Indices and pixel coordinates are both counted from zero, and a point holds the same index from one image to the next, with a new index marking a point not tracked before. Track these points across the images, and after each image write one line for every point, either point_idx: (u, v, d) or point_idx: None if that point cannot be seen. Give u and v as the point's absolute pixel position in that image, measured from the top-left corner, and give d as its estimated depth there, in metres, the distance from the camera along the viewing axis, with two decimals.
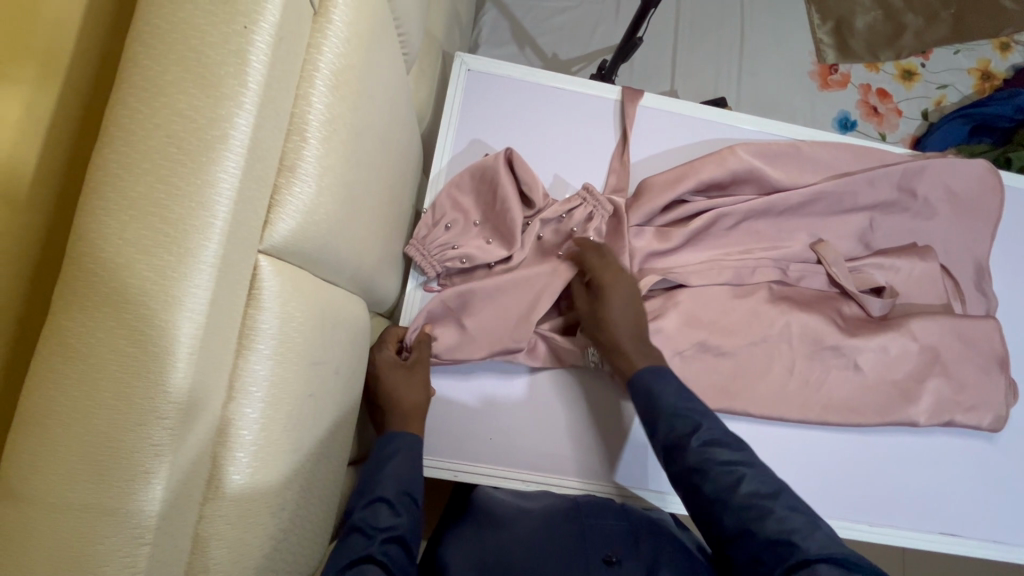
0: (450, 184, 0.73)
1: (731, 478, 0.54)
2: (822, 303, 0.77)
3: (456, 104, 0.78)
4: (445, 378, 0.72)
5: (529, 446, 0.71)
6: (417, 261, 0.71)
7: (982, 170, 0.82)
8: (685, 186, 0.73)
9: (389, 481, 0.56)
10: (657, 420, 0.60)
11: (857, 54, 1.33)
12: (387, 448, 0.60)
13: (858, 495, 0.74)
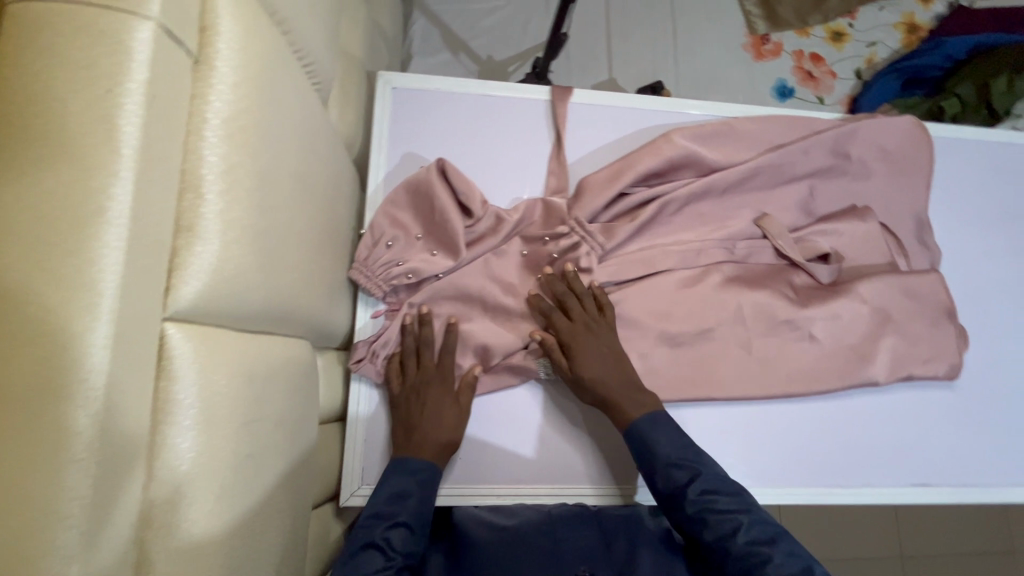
0: (385, 201, 0.71)
1: (727, 523, 0.58)
2: (773, 277, 0.78)
3: (384, 124, 0.76)
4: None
5: (508, 460, 0.70)
6: (362, 284, 0.69)
7: (911, 125, 0.84)
8: (624, 179, 0.73)
9: (409, 509, 0.59)
10: (652, 469, 0.62)
11: (787, 22, 1.35)
12: (408, 468, 0.62)
13: (832, 460, 0.76)
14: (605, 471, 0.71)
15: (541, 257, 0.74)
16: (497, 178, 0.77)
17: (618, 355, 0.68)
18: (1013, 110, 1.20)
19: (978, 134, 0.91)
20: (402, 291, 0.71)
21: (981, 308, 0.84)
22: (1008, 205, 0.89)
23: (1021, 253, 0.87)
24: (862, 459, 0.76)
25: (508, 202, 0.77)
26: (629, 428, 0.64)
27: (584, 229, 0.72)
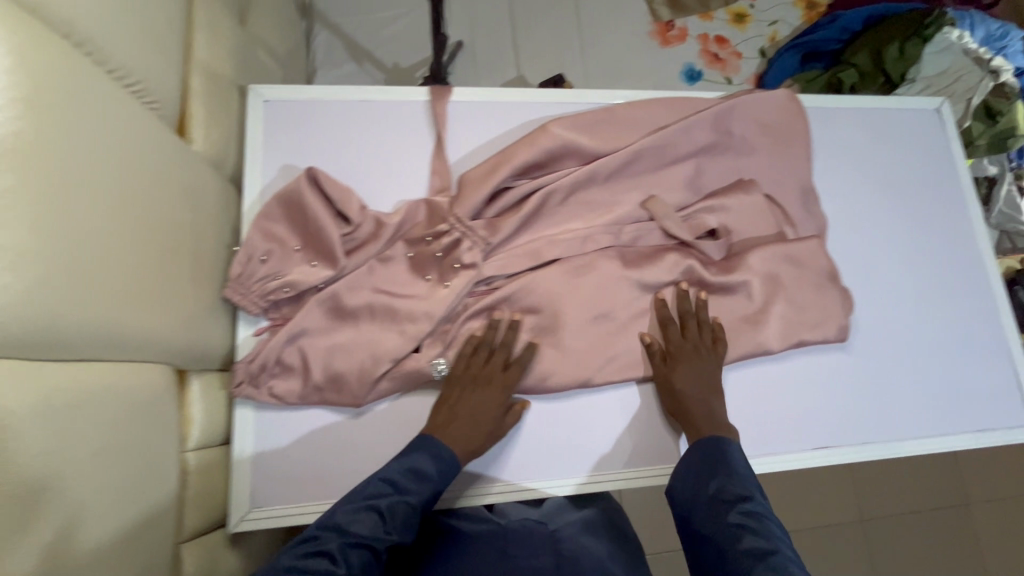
0: (258, 215, 0.70)
1: (749, 539, 0.59)
2: (662, 258, 0.79)
3: (257, 137, 0.75)
4: (294, 415, 0.69)
5: (587, 457, 0.75)
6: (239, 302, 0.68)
7: (786, 97, 0.86)
8: (502, 172, 0.73)
9: (422, 488, 0.64)
10: (715, 476, 0.66)
11: (690, 8, 1.38)
12: (435, 453, 0.66)
13: (733, 431, 0.77)
14: (503, 468, 0.73)
15: (427, 257, 0.73)
16: (379, 182, 0.76)
17: (711, 383, 0.73)
18: (908, 75, 1.24)
19: (857, 101, 0.94)
20: (284, 304, 0.70)
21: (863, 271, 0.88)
22: (890, 167, 0.93)
23: (902, 212, 0.91)
24: (764, 426, 0.77)
25: (390, 206, 0.76)
26: (710, 436, 0.69)
27: (465, 226, 0.72)
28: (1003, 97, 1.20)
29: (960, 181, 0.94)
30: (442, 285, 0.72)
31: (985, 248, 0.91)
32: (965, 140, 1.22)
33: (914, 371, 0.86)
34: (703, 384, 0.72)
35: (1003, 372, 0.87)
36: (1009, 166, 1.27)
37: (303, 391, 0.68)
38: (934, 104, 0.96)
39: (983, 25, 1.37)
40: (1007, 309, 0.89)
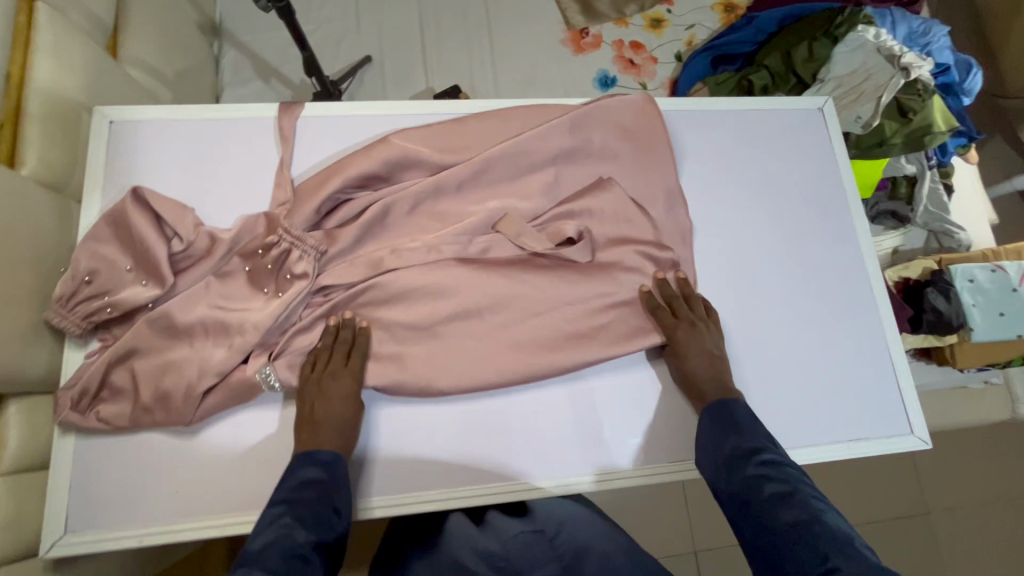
0: (87, 236, 0.69)
1: (773, 482, 0.63)
2: (516, 268, 0.78)
3: (98, 158, 0.75)
4: (125, 442, 0.68)
5: (535, 456, 0.75)
6: (60, 323, 0.67)
7: (642, 102, 0.85)
8: (333, 183, 0.72)
9: (321, 490, 0.63)
10: (723, 436, 0.70)
11: (604, 14, 1.37)
12: (316, 459, 0.65)
13: (586, 442, 0.76)
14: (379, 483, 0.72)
15: (260, 271, 0.72)
16: (222, 199, 0.76)
17: (713, 353, 0.76)
18: (819, 75, 1.21)
19: (737, 102, 0.92)
20: (115, 324, 0.70)
21: (738, 271, 0.86)
22: (769, 168, 0.91)
23: (782, 210, 0.89)
24: (620, 436, 0.77)
25: (230, 219, 0.76)
26: (718, 401, 0.73)
27: (293, 236, 0.71)
28: (914, 95, 1.16)
29: (843, 181, 0.92)
30: (276, 296, 0.71)
31: (866, 249, 0.90)
32: (878, 139, 1.18)
33: (850, 362, 0.85)
34: (708, 357, 0.76)
35: (882, 375, 0.85)
36: (928, 164, 1.24)
37: (132, 414, 0.67)
38: (817, 104, 0.95)
39: (905, 23, 1.33)
40: (888, 311, 0.88)
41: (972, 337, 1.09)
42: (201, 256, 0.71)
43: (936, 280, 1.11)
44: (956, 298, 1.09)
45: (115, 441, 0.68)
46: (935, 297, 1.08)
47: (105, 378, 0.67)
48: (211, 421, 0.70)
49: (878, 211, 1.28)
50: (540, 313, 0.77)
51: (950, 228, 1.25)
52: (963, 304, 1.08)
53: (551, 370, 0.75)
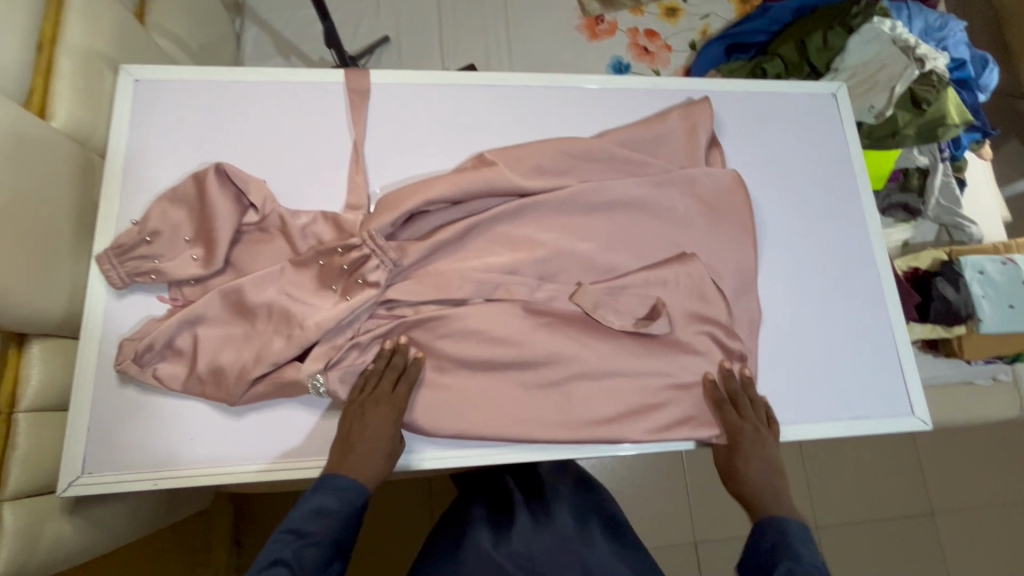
0: (160, 199, 0.71)
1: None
2: (529, 230, 0.77)
3: (123, 115, 0.77)
4: (171, 403, 0.68)
5: None
6: (111, 277, 0.69)
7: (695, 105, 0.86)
8: (416, 200, 0.73)
9: (329, 526, 0.63)
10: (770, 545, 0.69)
11: (620, 2, 1.38)
12: (334, 486, 0.64)
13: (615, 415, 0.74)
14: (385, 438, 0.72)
15: (332, 272, 0.71)
16: (245, 159, 0.79)
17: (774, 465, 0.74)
18: (833, 64, 1.22)
19: (752, 83, 0.93)
20: (185, 287, 0.71)
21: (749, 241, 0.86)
22: (781, 149, 0.91)
23: (796, 184, 0.90)
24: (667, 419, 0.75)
25: (294, 203, 0.78)
26: (766, 515, 0.72)
27: (377, 243, 0.70)
28: (929, 86, 1.16)
29: (855, 167, 0.92)
30: (343, 299, 0.70)
31: (876, 235, 0.90)
32: (890, 129, 1.17)
33: (858, 333, 0.85)
34: (768, 469, 0.74)
35: (888, 360, 0.85)
36: (941, 156, 1.23)
37: (186, 376, 0.67)
38: (831, 89, 0.95)
39: (921, 16, 1.34)
40: (896, 297, 0.88)
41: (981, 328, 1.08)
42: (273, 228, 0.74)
43: (945, 270, 1.11)
44: (965, 288, 1.08)
45: (164, 402, 0.68)
46: (944, 286, 1.08)
47: (171, 338, 0.68)
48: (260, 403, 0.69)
49: (890, 203, 1.27)
50: (554, 277, 0.77)
51: (962, 222, 1.26)
52: (973, 294, 1.08)
53: (563, 337, 0.75)
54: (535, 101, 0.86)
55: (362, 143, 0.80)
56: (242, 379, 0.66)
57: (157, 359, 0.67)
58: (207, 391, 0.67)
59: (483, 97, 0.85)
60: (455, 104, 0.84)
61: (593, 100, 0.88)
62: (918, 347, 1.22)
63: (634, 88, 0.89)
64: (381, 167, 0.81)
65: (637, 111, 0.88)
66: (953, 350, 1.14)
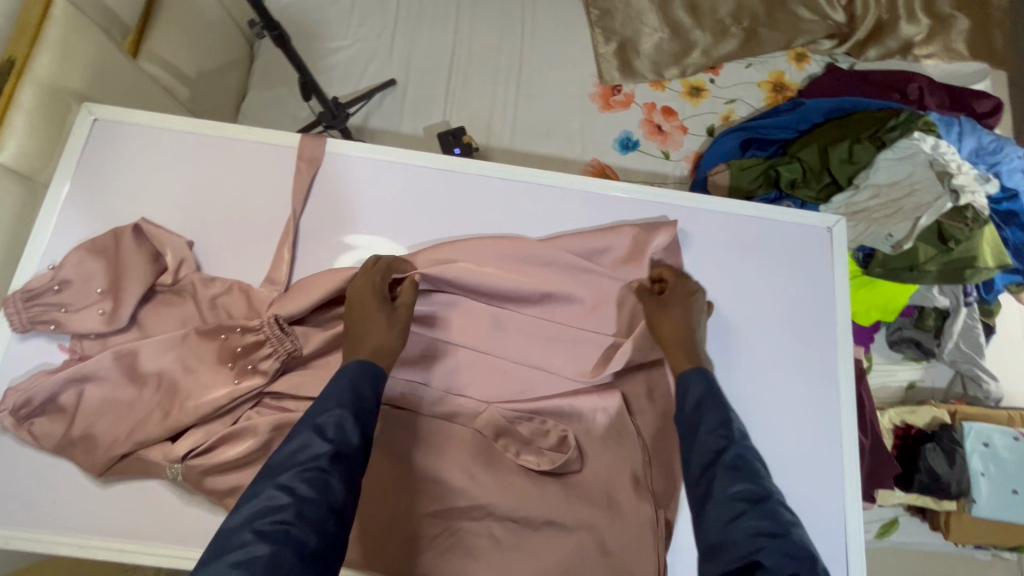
0: (80, 248, 0.71)
1: (739, 483, 0.54)
2: (446, 336, 0.72)
3: (73, 153, 0.77)
4: (42, 461, 0.67)
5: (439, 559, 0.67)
6: (13, 319, 0.68)
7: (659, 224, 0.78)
8: (327, 288, 0.69)
9: (352, 408, 0.54)
10: (700, 417, 0.60)
11: (642, 74, 1.31)
12: (354, 377, 0.57)
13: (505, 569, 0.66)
14: None
15: (228, 351, 0.68)
16: (182, 214, 0.77)
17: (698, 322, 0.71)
18: (855, 179, 1.10)
19: (748, 205, 0.84)
20: (87, 341, 0.70)
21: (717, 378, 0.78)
22: (755, 286, 0.81)
23: (788, 322, 0.81)
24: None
25: (217, 264, 0.76)
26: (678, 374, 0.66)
27: (276, 332, 0.67)
28: (959, 222, 1.01)
29: (838, 318, 0.82)
30: (231, 382, 0.67)
31: (847, 402, 0.79)
32: (908, 263, 1.05)
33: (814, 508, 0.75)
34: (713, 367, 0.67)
35: (832, 551, 0.74)
36: (965, 300, 1.09)
37: (59, 435, 0.66)
38: (828, 223, 0.84)
39: (974, 135, 1.19)
40: (856, 478, 0.77)
41: (973, 509, 0.98)
42: (182, 293, 0.72)
43: (942, 436, 0.99)
44: (961, 463, 0.98)
45: (34, 458, 0.67)
46: (934, 458, 0.98)
47: (55, 395, 0.66)
48: (126, 478, 0.66)
49: (899, 337, 1.16)
50: (461, 392, 0.71)
51: (980, 376, 1.12)
52: (968, 469, 0.97)
53: (459, 463, 0.68)
54: (494, 193, 0.81)
55: (299, 212, 0.77)
56: (109, 451, 0.65)
57: (40, 417, 0.66)
58: (76, 455, 0.66)
59: (439, 181, 0.81)
60: (408, 183, 0.80)
61: (559, 200, 0.81)
62: (905, 508, 1.07)
63: (612, 195, 0.82)
64: (313, 242, 0.77)
65: (604, 220, 0.81)
66: (939, 522, 1.04)
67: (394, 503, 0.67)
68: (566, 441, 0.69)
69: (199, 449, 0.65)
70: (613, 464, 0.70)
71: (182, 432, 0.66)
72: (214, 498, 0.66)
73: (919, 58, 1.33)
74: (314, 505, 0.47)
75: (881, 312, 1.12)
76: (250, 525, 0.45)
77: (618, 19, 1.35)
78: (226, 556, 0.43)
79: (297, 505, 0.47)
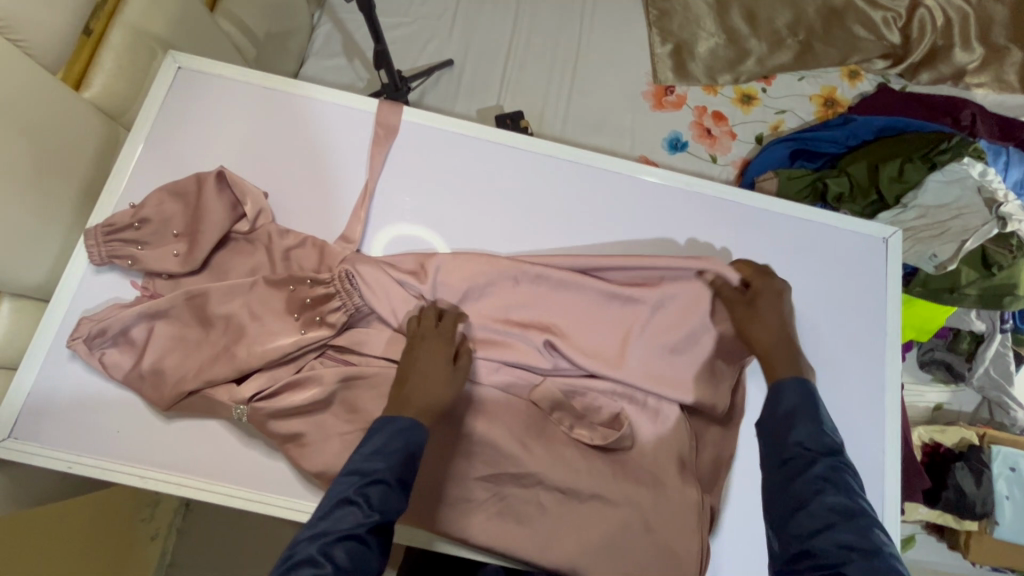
0: (161, 188, 0.72)
1: (831, 495, 0.54)
2: (512, 306, 0.73)
3: (156, 95, 0.79)
4: (108, 391, 0.68)
5: (485, 527, 0.67)
6: (91, 251, 0.70)
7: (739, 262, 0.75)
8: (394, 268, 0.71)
9: (394, 465, 0.55)
10: (811, 456, 0.57)
11: (696, 77, 1.33)
12: (391, 419, 0.57)
13: (552, 538, 0.67)
14: (311, 493, 0.68)
15: (298, 303, 0.70)
16: (255, 167, 0.79)
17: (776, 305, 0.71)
18: (903, 198, 1.10)
19: (809, 212, 0.85)
20: (159, 280, 0.72)
21: None
22: (811, 291, 0.83)
23: (843, 333, 0.83)
24: (603, 556, 0.67)
25: (287, 218, 0.77)
26: (774, 383, 0.64)
27: (346, 287, 0.69)
28: (1005, 249, 1.02)
29: (887, 330, 0.84)
30: (298, 333, 0.69)
31: (890, 416, 0.81)
32: (949, 284, 1.05)
33: None
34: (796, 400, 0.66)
35: None
36: (1001, 326, 1.09)
37: (127, 369, 0.67)
38: (883, 235, 0.86)
39: (1021, 167, 1.17)
40: (895, 493, 0.79)
41: (994, 531, 1.01)
42: (254, 242, 0.74)
43: (970, 456, 1.02)
44: (987, 484, 1.00)
45: (101, 387, 0.68)
46: (962, 477, 1.01)
47: (127, 328, 0.68)
48: (189, 415, 0.68)
49: (930, 358, 1.17)
50: (518, 363, 0.72)
51: (1007, 403, 1.14)
52: (994, 492, 1.00)
53: (512, 432, 0.69)
54: (560, 174, 0.83)
55: (374, 176, 0.79)
56: (177, 387, 0.66)
57: (108, 350, 0.68)
58: (143, 390, 0.67)
59: (505, 158, 0.82)
60: (478, 157, 0.82)
61: (623, 188, 0.83)
62: (923, 526, 1.10)
63: (669, 187, 0.84)
64: (385, 206, 0.79)
65: (661, 212, 0.83)
66: (957, 541, 1.06)
67: (448, 464, 0.68)
68: (619, 425, 0.71)
69: (265, 392, 0.67)
70: (663, 447, 0.71)
71: (247, 375, 0.68)
72: (274, 442, 0.67)
73: (970, 85, 1.34)
74: (354, 569, 0.48)
75: (916, 332, 1.14)
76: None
77: (676, 21, 1.36)
78: None
79: (335, 574, 0.47)
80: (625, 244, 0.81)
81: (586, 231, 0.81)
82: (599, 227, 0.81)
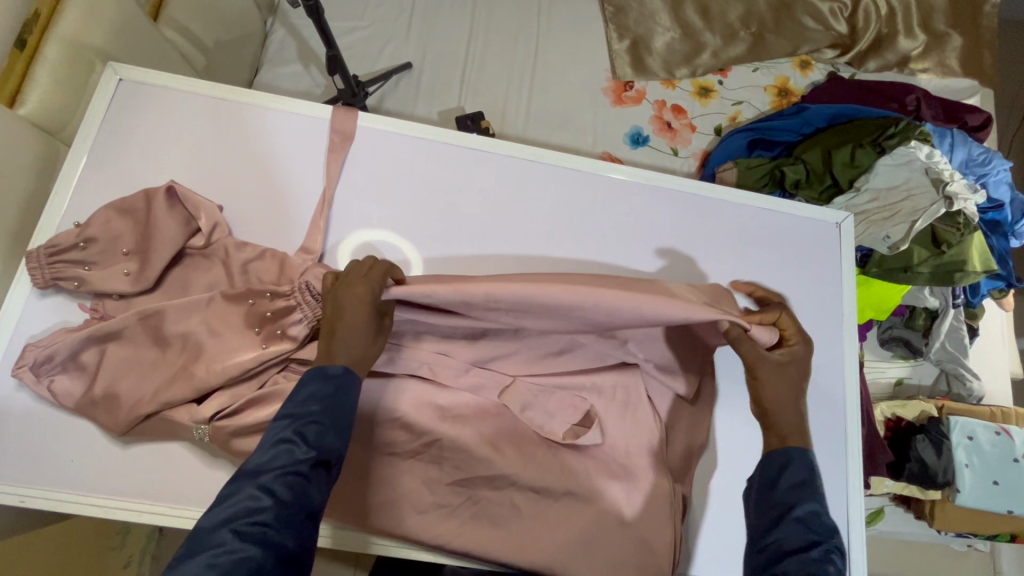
0: (106, 207, 0.69)
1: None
2: None
3: (98, 109, 0.76)
4: (60, 419, 0.66)
5: (460, 531, 0.67)
6: (34, 275, 0.67)
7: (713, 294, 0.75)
8: None
9: (327, 404, 0.54)
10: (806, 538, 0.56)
11: (654, 72, 1.35)
12: (322, 372, 0.57)
13: (529, 539, 0.67)
14: None
15: (258, 318, 0.68)
16: (207, 180, 0.76)
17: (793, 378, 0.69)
18: (856, 182, 1.14)
19: (766, 201, 0.87)
20: (109, 301, 0.69)
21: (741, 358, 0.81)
22: (770, 278, 0.85)
23: (803, 316, 0.85)
24: (580, 551, 0.67)
25: (244, 230, 0.75)
26: (779, 449, 0.64)
27: (306, 298, 0.67)
28: (953, 227, 1.06)
29: (844, 313, 0.86)
30: (259, 348, 0.67)
31: (851, 396, 0.83)
32: (902, 263, 1.09)
33: None
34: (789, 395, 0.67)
35: None
36: (954, 302, 1.13)
37: (78, 395, 0.65)
38: (837, 219, 0.89)
39: (965, 147, 1.21)
40: (859, 470, 0.81)
41: (956, 499, 1.04)
42: (209, 257, 0.72)
43: (930, 428, 1.07)
44: (948, 454, 1.04)
45: (51, 415, 0.66)
46: (924, 448, 1.05)
47: (76, 353, 0.65)
48: (148, 439, 0.66)
49: (890, 336, 1.22)
50: (486, 365, 0.72)
51: (964, 374, 1.18)
52: (955, 461, 1.04)
53: (484, 435, 0.69)
54: (520, 174, 0.83)
55: (332, 184, 0.78)
56: (133, 411, 0.64)
57: (55, 378, 0.65)
58: (96, 416, 0.64)
59: (463, 160, 0.82)
60: (436, 160, 0.81)
61: (583, 186, 0.84)
62: (890, 499, 1.15)
63: (628, 182, 0.85)
64: (344, 214, 0.78)
65: (621, 208, 0.84)
66: (923, 511, 1.11)
67: (420, 470, 0.68)
68: (590, 421, 0.71)
69: (226, 410, 0.65)
70: (634, 440, 0.72)
71: (208, 394, 0.66)
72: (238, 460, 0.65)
73: (915, 71, 1.38)
74: (294, 508, 0.48)
75: (875, 311, 1.18)
76: (229, 524, 0.45)
77: (632, 17, 1.38)
78: (202, 556, 0.44)
79: (277, 509, 0.47)
80: (588, 241, 0.82)
81: (548, 230, 0.81)
82: (560, 226, 0.82)
